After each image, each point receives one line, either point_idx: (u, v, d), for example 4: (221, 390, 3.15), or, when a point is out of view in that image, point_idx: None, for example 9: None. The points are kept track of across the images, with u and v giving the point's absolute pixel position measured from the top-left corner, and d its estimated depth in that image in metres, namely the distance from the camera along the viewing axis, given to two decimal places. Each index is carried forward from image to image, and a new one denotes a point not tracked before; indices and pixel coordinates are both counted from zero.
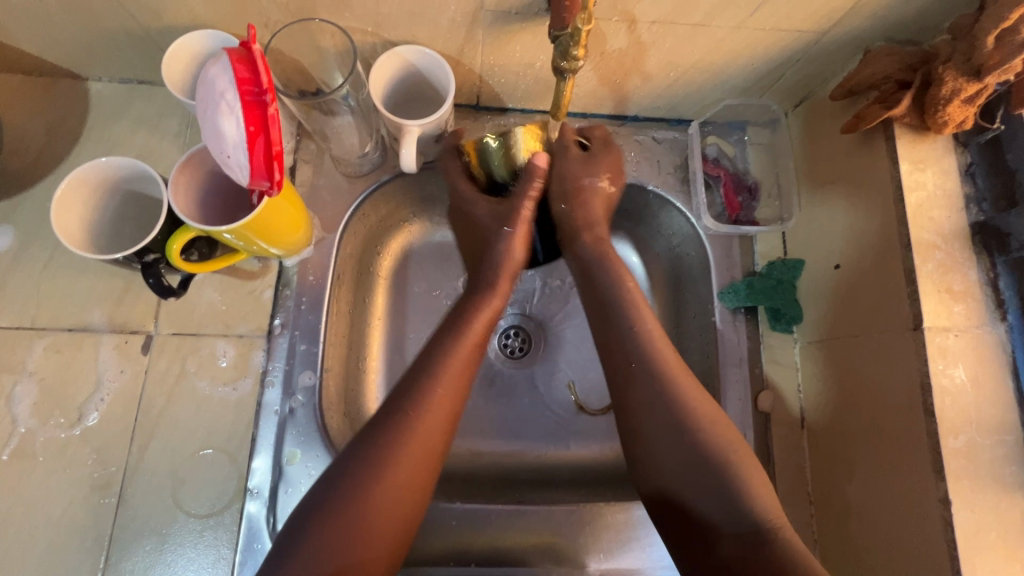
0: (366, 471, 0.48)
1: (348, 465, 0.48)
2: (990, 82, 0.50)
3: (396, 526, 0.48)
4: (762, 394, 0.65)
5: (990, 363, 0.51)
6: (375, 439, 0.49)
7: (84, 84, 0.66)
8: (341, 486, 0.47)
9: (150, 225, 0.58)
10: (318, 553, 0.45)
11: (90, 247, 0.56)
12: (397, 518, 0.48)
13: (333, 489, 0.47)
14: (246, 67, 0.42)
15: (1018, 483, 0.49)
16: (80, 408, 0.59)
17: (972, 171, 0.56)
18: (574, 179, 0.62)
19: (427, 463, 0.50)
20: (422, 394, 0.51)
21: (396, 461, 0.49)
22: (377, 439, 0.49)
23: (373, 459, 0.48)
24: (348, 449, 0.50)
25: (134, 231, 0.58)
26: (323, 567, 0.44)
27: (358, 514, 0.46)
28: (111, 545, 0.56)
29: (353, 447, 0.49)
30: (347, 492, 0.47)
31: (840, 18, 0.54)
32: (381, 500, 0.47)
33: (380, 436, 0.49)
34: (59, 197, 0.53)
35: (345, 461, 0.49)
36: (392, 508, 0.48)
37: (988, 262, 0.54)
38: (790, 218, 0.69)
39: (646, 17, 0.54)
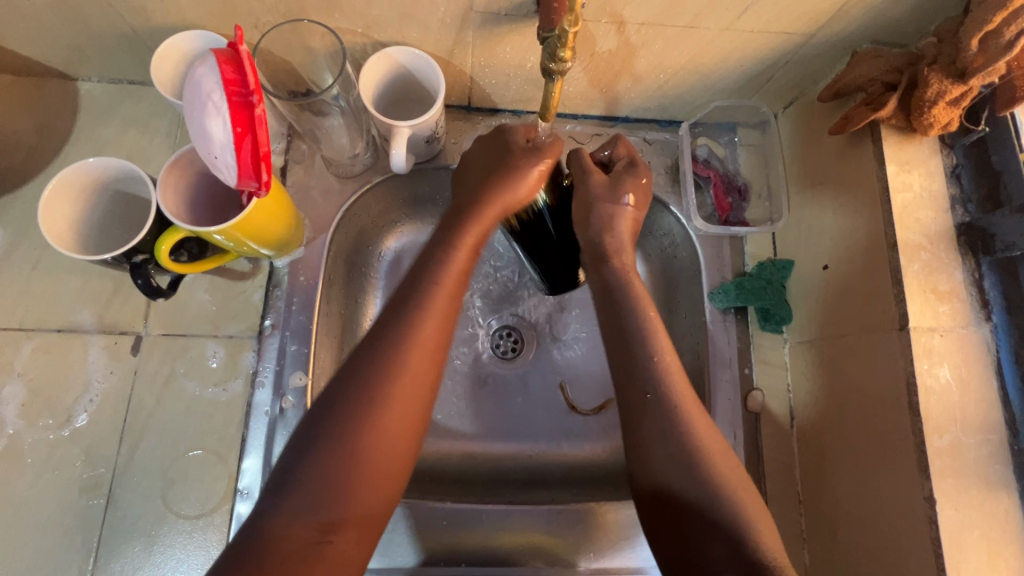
0: (351, 409, 0.44)
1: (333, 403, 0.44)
2: (974, 84, 0.50)
3: (396, 464, 0.45)
4: (751, 394, 0.67)
5: (975, 363, 0.52)
6: (366, 368, 0.45)
7: (74, 84, 0.66)
8: (330, 421, 0.44)
9: (138, 224, 0.58)
10: (307, 495, 0.41)
11: (80, 248, 0.56)
12: (396, 454, 0.45)
13: (313, 435, 0.43)
14: (233, 68, 0.42)
15: (1002, 482, 0.50)
16: (68, 409, 0.59)
17: (958, 172, 0.56)
18: (600, 208, 0.56)
19: (421, 398, 0.47)
20: (409, 322, 0.47)
21: (386, 402, 0.45)
22: (366, 369, 0.45)
23: (365, 393, 0.44)
24: (332, 384, 0.46)
25: (122, 230, 0.58)
26: (322, 512, 0.41)
27: (354, 452, 0.43)
28: (100, 547, 0.56)
29: (342, 376, 0.45)
30: (331, 433, 0.43)
31: (827, 21, 0.54)
32: (380, 436, 0.44)
33: (370, 365, 0.45)
34: (46, 202, 0.52)
35: (334, 392, 0.45)
36: (390, 449, 0.45)
37: (973, 262, 0.54)
38: (780, 219, 0.69)
39: (634, 19, 0.54)
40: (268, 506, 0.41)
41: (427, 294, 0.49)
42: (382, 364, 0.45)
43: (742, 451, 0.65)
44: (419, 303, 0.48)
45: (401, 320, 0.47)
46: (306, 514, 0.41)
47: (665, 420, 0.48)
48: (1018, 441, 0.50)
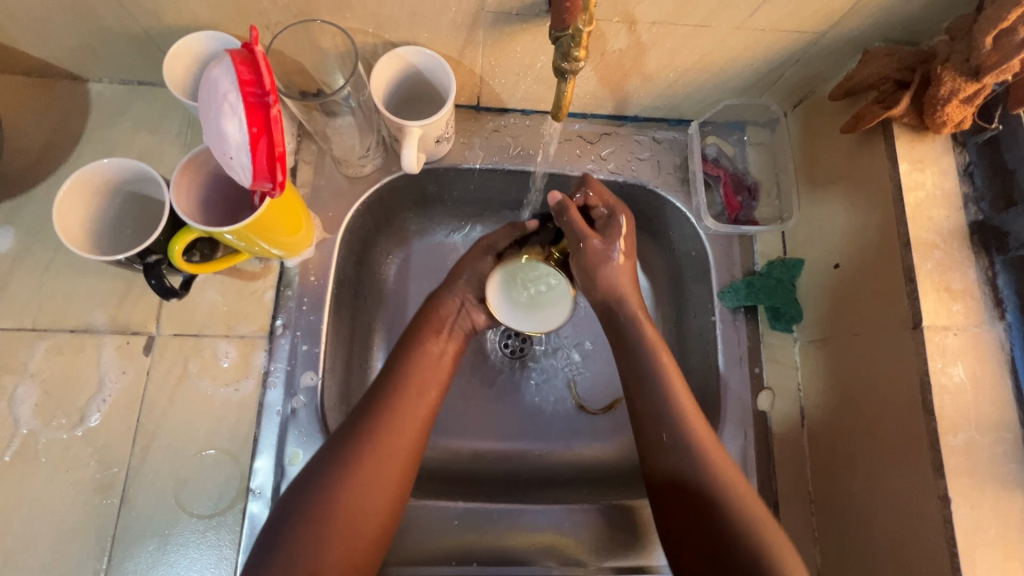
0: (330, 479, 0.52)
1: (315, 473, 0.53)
2: (988, 82, 0.50)
3: (377, 517, 0.52)
4: (762, 393, 0.66)
5: (989, 362, 0.52)
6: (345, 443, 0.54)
7: (85, 84, 0.66)
8: (313, 487, 0.52)
9: (151, 223, 0.59)
10: (292, 551, 0.49)
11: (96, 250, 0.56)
12: (374, 511, 0.52)
13: (300, 500, 0.51)
14: (248, 69, 0.42)
15: (1017, 481, 0.49)
16: (82, 409, 0.59)
17: (971, 171, 0.56)
18: (603, 271, 0.62)
19: (399, 463, 0.55)
20: (390, 401, 0.57)
21: (361, 473, 0.53)
22: (350, 442, 0.54)
23: (347, 460, 0.53)
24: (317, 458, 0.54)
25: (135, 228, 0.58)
26: (304, 561, 0.48)
27: (333, 512, 0.51)
28: (114, 546, 0.57)
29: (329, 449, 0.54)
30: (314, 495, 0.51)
31: (839, 19, 0.54)
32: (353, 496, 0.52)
33: (350, 443, 0.54)
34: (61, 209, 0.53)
35: (320, 464, 0.53)
36: (367, 506, 0.52)
37: (987, 261, 0.54)
38: (790, 218, 0.69)
39: (646, 18, 0.54)
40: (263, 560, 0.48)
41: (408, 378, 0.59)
42: (361, 439, 0.54)
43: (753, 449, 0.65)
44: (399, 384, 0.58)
45: (383, 400, 0.57)
46: (295, 559, 0.48)
47: (678, 431, 0.55)
48: None
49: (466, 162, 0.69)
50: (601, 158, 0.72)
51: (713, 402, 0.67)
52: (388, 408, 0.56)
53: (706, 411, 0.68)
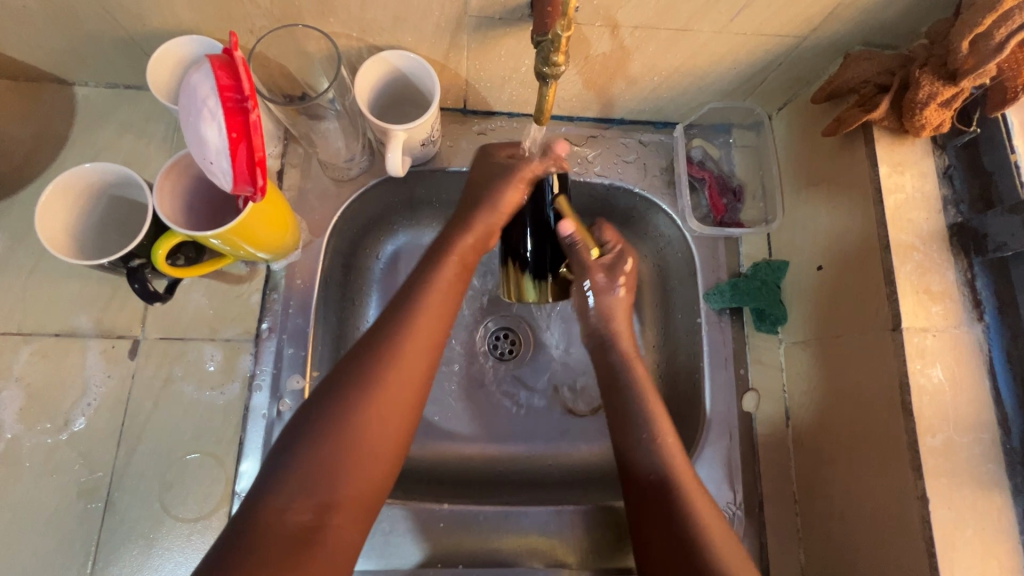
0: (341, 402, 0.47)
1: (325, 398, 0.48)
2: (965, 86, 0.50)
3: (387, 454, 0.48)
4: (746, 395, 0.67)
5: (968, 363, 0.52)
6: (357, 366, 0.49)
7: (71, 89, 0.66)
8: (321, 415, 0.47)
9: (138, 219, 0.59)
10: (302, 480, 0.45)
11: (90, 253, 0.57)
12: (385, 443, 0.48)
13: (309, 423, 0.47)
14: (228, 74, 0.42)
15: (995, 481, 0.50)
16: (66, 413, 0.59)
17: (950, 173, 0.57)
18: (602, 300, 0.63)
19: (410, 399, 0.50)
20: (403, 323, 0.51)
21: (375, 390, 0.48)
22: (363, 362, 0.49)
23: (357, 381, 0.48)
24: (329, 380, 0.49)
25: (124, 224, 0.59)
26: (312, 495, 0.44)
27: (347, 442, 0.46)
28: (99, 550, 0.57)
29: (339, 371, 0.49)
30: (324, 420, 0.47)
31: (819, 23, 0.55)
32: (370, 426, 0.47)
33: (366, 360, 0.49)
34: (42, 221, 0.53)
35: (331, 385, 0.49)
36: (379, 440, 0.48)
37: (966, 263, 0.54)
38: (774, 220, 0.70)
39: (628, 22, 0.54)
40: (266, 489, 0.44)
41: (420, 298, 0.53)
42: (375, 359, 0.49)
43: (737, 450, 0.65)
44: (412, 305, 0.53)
45: (395, 323, 0.51)
46: (304, 494, 0.44)
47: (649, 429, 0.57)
48: (1011, 441, 0.51)
49: (453, 164, 0.70)
50: (586, 161, 0.72)
51: (699, 403, 0.68)
52: (400, 330, 0.51)
53: (692, 412, 0.68)
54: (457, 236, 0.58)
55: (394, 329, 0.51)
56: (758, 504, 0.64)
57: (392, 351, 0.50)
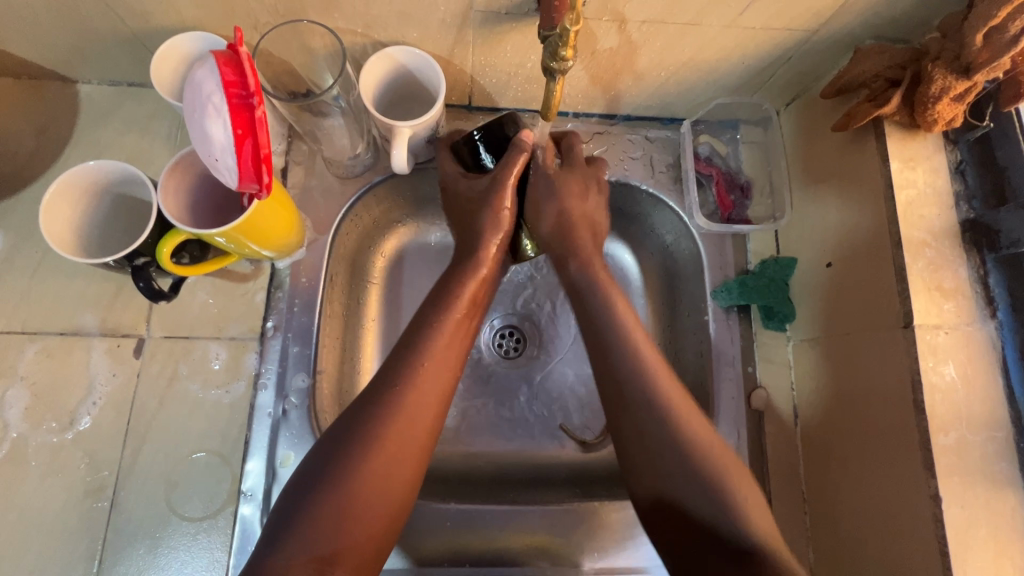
0: (344, 460, 0.47)
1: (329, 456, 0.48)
2: (978, 80, 0.50)
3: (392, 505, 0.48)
4: (755, 393, 0.66)
5: (980, 361, 0.51)
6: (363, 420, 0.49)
7: (74, 86, 0.66)
8: (329, 470, 0.47)
9: (145, 211, 0.59)
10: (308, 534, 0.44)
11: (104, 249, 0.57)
12: (390, 498, 0.48)
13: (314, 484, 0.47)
14: (233, 70, 0.42)
15: (1009, 480, 0.49)
16: (72, 412, 0.59)
17: (962, 169, 0.56)
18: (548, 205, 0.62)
19: (413, 451, 0.50)
20: (410, 375, 0.52)
21: (378, 448, 0.48)
22: (369, 415, 0.50)
23: (360, 438, 0.48)
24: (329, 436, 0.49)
25: (130, 218, 0.58)
26: (319, 546, 0.44)
27: (352, 496, 0.46)
28: (105, 549, 0.56)
29: (344, 423, 0.50)
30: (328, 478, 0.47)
31: (830, 17, 0.54)
32: (377, 471, 0.48)
33: (368, 417, 0.49)
34: (50, 231, 0.53)
35: (332, 441, 0.49)
36: (386, 489, 0.48)
37: (978, 259, 0.54)
38: (782, 217, 0.69)
39: (635, 17, 0.54)
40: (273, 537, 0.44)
41: (429, 344, 0.54)
42: (380, 413, 0.50)
43: (746, 449, 0.65)
44: (421, 351, 0.53)
45: (403, 375, 0.52)
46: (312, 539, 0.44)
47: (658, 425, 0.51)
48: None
49: None
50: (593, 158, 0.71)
51: (707, 402, 0.67)
52: (408, 382, 0.52)
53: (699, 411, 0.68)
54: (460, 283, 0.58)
55: (402, 382, 0.51)
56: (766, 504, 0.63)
57: (396, 405, 0.50)
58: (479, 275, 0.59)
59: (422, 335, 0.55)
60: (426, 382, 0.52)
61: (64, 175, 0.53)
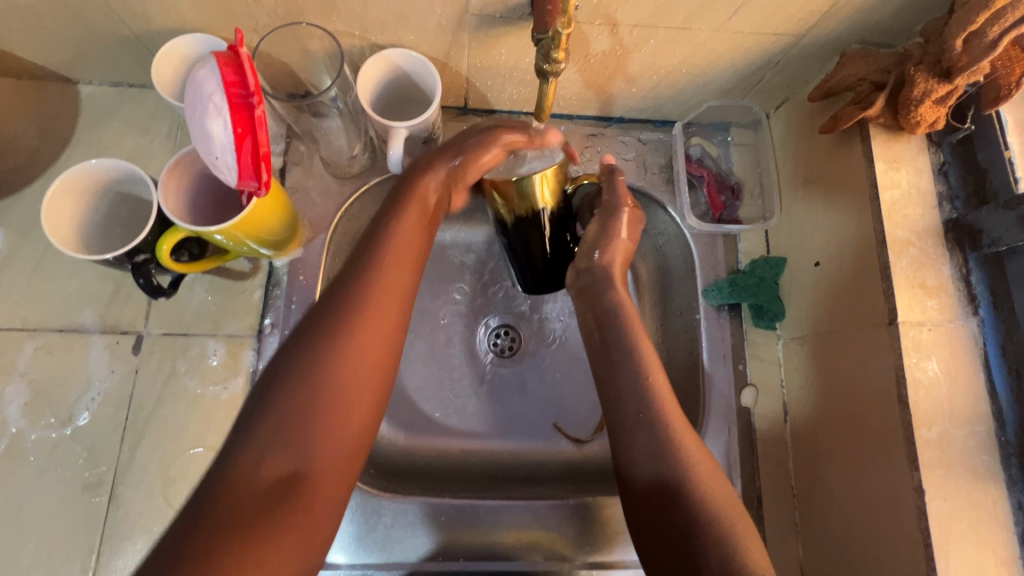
0: (307, 358, 0.45)
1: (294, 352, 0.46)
2: (959, 83, 0.51)
3: (361, 424, 0.46)
4: (744, 390, 0.68)
5: (963, 356, 0.53)
6: (328, 315, 0.47)
7: (75, 87, 0.67)
8: (295, 362, 0.45)
9: (137, 196, 0.59)
10: (275, 439, 0.42)
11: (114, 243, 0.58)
12: (357, 437, 0.45)
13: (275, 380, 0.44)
14: (234, 70, 0.43)
15: (990, 473, 0.50)
16: (70, 407, 0.59)
17: (945, 170, 0.57)
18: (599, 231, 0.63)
19: (387, 355, 0.48)
20: (375, 268, 0.50)
21: (344, 350, 0.46)
22: (330, 307, 0.48)
23: (325, 339, 0.46)
24: (298, 333, 0.47)
25: (125, 206, 0.59)
26: (285, 461, 0.42)
27: (316, 408, 0.44)
28: (103, 544, 0.57)
29: (301, 331, 0.47)
30: (298, 376, 0.44)
31: (816, 21, 0.56)
32: (345, 378, 0.45)
33: (328, 316, 0.47)
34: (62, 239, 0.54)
35: (296, 342, 0.46)
36: (350, 414, 0.45)
37: (961, 258, 0.55)
38: (772, 217, 0.70)
39: (627, 21, 0.55)
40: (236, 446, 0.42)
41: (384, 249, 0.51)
42: (338, 325, 0.47)
43: (735, 445, 0.66)
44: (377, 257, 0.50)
45: (365, 266, 0.50)
46: (272, 453, 0.42)
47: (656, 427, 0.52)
48: (1005, 433, 0.51)
49: None
50: (587, 160, 0.72)
51: (698, 401, 0.68)
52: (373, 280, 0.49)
53: (691, 406, 0.69)
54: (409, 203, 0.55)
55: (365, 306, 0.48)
56: (757, 500, 0.65)
57: (354, 312, 0.47)
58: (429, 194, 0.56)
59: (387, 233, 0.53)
60: (396, 270, 0.51)
61: (51, 187, 0.53)
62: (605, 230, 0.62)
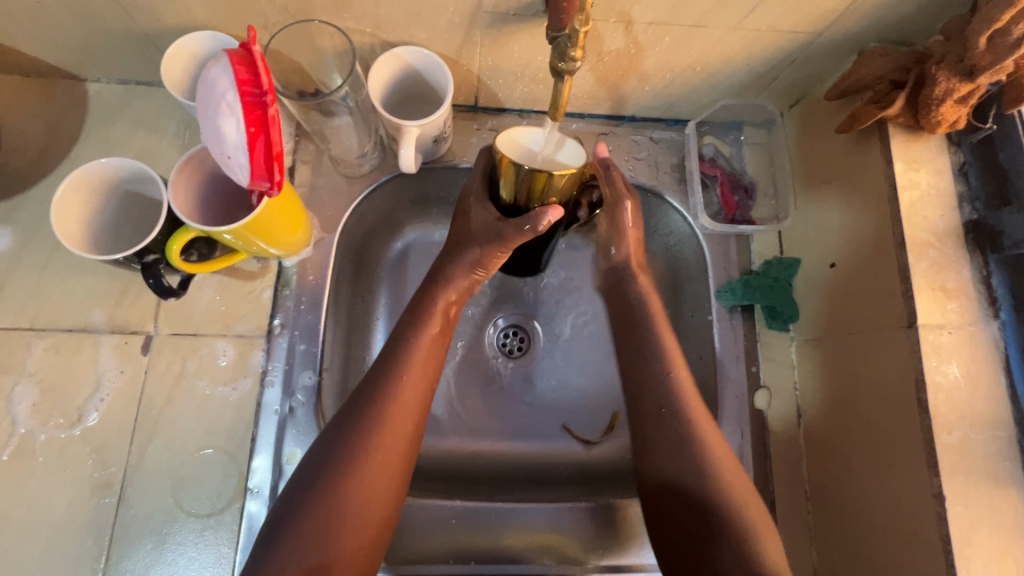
0: (316, 503, 0.48)
1: (303, 489, 0.48)
2: (982, 82, 0.50)
3: (379, 518, 0.49)
4: (757, 392, 0.67)
5: (983, 360, 0.52)
6: (334, 459, 0.49)
7: (83, 84, 0.66)
8: (304, 500, 0.48)
9: (147, 197, 0.59)
10: (299, 542, 0.46)
11: (120, 244, 0.58)
12: (376, 516, 0.49)
13: (287, 520, 0.47)
14: (246, 68, 0.42)
15: (1011, 478, 0.50)
16: (79, 408, 0.59)
17: (965, 170, 0.56)
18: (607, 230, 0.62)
19: (395, 461, 0.51)
20: (379, 416, 0.51)
21: (354, 491, 0.48)
22: (333, 465, 0.49)
23: (330, 484, 0.48)
24: (303, 470, 0.50)
25: (137, 208, 0.59)
26: (309, 554, 0.46)
27: (331, 527, 0.47)
28: (112, 545, 0.57)
29: (307, 472, 0.49)
30: (312, 494, 0.48)
31: (835, 19, 0.55)
32: (356, 504, 0.48)
33: (335, 455, 0.49)
34: (67, 238, 0.53)
35: (302, 482, 0.49)
36: (372, 500, 0.49)
37: (981, 260, 0.54)
38: (786, 218, 0.69)
39: (642, 18, 0.54)
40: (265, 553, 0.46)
41: (395, 388, 0.53)
42: (343, 470, 0.49)
43: (749, 447, 0.65)
44: (386, 395, 0.52)
45: (363, 418, 0.51)
46: (295, 564, 0.45)
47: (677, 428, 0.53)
48: None
49: (463, 161, 0.69)
50: None
51: (711, 403, 0.67)
52: (382, 409, 0.51)
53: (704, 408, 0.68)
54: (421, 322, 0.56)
55: (370, 473, 0.49)
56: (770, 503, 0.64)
57: (362, 455, 0.49)
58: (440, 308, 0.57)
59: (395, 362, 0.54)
60: (399, 411, 0.52)
61: (60, 184, 0.53)
62: (614, 222, 0.61)
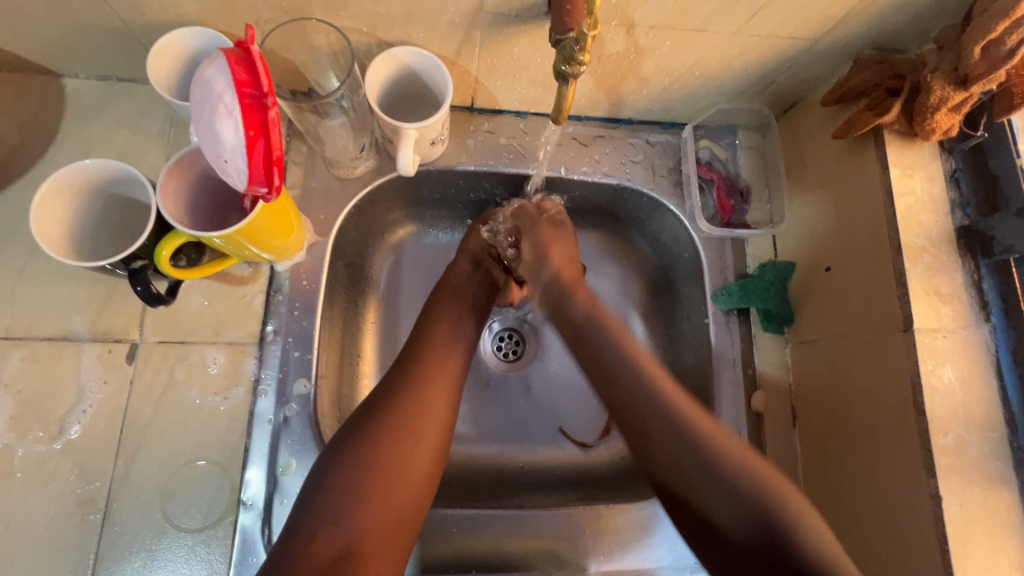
0: (353, 472, 0.47)
1: (334, 460, 0.48)
2: (975, 91, 0.51)
3: (414, 486, 0.49)
4: (755, 395, 0.68)
5: (976, 363, 0.53)
6: (371, 424, 0.50)
7: (60, 80, 0.63)
8: (334, 470, 0.47)
9: (124, 192, 0.55)
10: (335, 504, 0.46)
11: (105, 245, 0.55)
12: (413, 483, 0.49)
13: (320, 486, 0.47)
14: (244, 69, 0.40)
15: (1003, 478, 0.51)
16: (61, 421, 0.56)
17: (957, 176, 0.58)
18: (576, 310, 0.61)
19: (434, 426, 0.52)
20: (415, 390, 0.53)
21: (389, 457, 0.48)
22: (363, 430, 0.49)
23: (366, 450, 0.48)
24: (334, 442, 0.50)
25: (117, 207, 0.56)
26: (350, 519, 0.45)
27: (365, 488, 0.47)
28: (98, 564, 0.54)
29: (338, 442, 0.49)
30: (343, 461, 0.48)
31: (833, 26, 0.55)
32: (394, 468, 0.48)
33: (370, 421, 0.50)
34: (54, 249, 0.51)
35: (334, 451, 0.49)
36: (408, 467, 0.49)
37: (973, 264, 0.56)
38: (780, 223, 0.70)
39: (644, 22, 0.54)
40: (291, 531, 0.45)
41: (425, 369, 0.55)
42: (377, 436, 0.49)
43: None
44: (420, 374, 0.54)
45: (397, 391, 0.52)
46: (327, 523, 0.45)
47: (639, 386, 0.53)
48: (1018, 438, 0.52)
49: (460, 164, 0.69)
50: (595, 161, 0.71)
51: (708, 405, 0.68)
52: (411, 385, 0.53)
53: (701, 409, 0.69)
54: (441, 300, 0.63)
55: (406, 427, 0.50)
56: None
57: (398, 424, 0.50)
58: (456, 291, 0.64)
59: (424, 342, 0.58)
60: (437, 377, 0.55)
61: (35, 198, 0.50)
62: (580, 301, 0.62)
